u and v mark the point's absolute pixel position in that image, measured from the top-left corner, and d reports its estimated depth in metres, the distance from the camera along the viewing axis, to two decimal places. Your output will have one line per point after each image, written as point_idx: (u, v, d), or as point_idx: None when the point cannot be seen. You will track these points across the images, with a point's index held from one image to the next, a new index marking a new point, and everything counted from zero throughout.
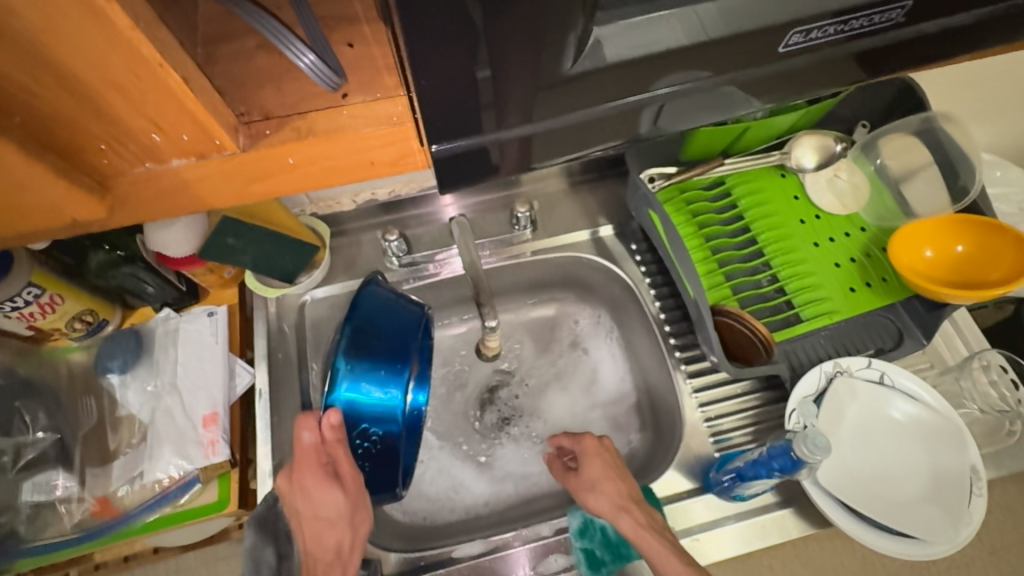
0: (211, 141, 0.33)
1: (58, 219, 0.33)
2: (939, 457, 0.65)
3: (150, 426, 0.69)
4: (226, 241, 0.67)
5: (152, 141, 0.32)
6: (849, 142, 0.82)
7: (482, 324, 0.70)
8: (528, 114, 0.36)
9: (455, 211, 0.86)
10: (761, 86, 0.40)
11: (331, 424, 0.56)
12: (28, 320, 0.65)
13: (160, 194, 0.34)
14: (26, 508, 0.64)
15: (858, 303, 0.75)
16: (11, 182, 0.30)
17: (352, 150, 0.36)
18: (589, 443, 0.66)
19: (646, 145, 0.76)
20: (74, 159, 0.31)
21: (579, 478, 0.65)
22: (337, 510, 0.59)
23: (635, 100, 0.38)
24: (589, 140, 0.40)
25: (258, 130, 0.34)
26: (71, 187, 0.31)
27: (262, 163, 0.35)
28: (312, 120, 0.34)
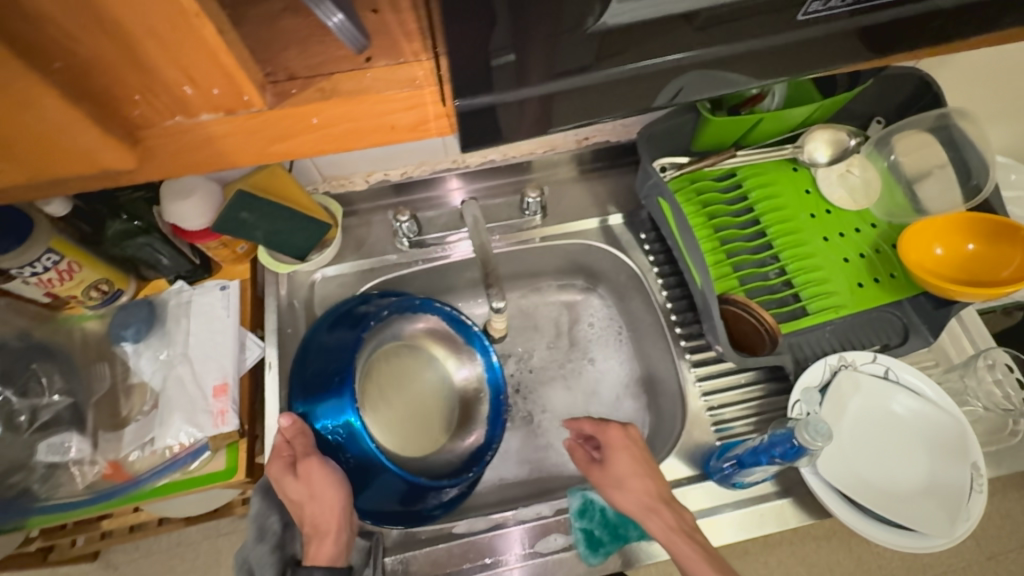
0: (240, 97, 0.33)
1: (90, 166, 0.34)
2: (940, 452, 0.65)
3: (162, 393, 0.70)
4: (239, 216, 0.68)
5: (183, 93, 0.32)
6: (864, 137, 0.82)
7: (489, 305, 0.71)
8: (546, 77, 0.35)
9: (462, 195, 0.86)
10: (776, 60, 0.40)
11: (283, 425, 0.63)
12: (47, 286, 0.67)
13: (187, 148, 0.36)
14: (40, 468, 0.65)
15: (866, 299, 0.75)
16: (51, 126, 0.31)
17: (375, 112, 0.37)
18: (616, 439, 0.65)
19: (658, 132, 0.75)
20: (108, 107, 0.32)
21: (605, 474, 0.65)
22: (308, 489, 0.61)
23: (651, 76, 0.38)
24: (603, 116, 0.40)
25: (284, 89, 0.35)
26: (106, 135, 0.33)
27: (287, 122, 0.36)
28: (336, 82, 0.35)
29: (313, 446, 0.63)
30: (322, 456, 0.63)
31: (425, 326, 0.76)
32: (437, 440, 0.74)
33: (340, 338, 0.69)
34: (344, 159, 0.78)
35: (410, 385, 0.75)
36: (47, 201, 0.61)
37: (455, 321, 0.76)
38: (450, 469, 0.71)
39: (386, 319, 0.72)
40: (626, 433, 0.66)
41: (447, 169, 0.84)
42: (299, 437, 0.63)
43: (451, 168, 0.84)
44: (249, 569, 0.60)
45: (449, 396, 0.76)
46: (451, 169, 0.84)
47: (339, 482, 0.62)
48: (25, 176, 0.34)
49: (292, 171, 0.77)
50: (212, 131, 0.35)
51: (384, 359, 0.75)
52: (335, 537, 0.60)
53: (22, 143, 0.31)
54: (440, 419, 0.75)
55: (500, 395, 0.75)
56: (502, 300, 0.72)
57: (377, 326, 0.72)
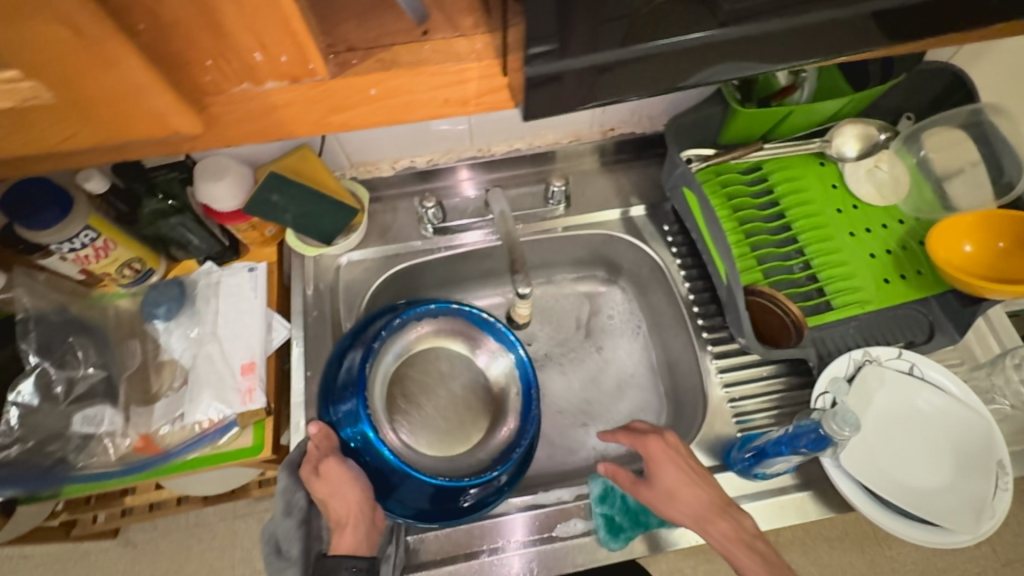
0: (305, 65, 0.34)
1: (163, 129, 0.34)
2: (966, 449, 0.65)
3: (192, 370, 0.72)
4: (270, 198, 0.70)
5: (252, 59, 0.32)
6: (893, 132, 0.81)
7: (515, 291, 0.72)
8: (590, 49, 0.36)
9: (470, 188, 0.86)
10: (817, 37, 0.40)
11: (310, 431, 0.64)
12: (83, 263, 0.69)
13: (249, 115, 0.36)
14: (76, 438, 0.67)
15: (892, 294, 0.74)
16: (126, 86, 0.30)
17: (429, 85, 0.37)
18: (659, 451, 0.63)
19: (685, 123, 0.76)
20: (179, 71, 0.32)
21: (654, 489, 0.63)
22: (329, 486, 0.61)
23: (693, 52, 0.38)
24: (634, 94, 0.41)
25: (344, 60, 0.36)
26: (179, 99, 0.32)
27: (345, 92, 0.36)
28: (396, 53, 0.36)
29: (335, 447, 0.65)
30: (341, 456, 0.64)
31: (441, 328, 0.73)
32: (467, 440, 0.71)
33: (355, 350, 0.69)
34: (371, 144, 0.78)
35: (435, 390, 0.73)
36: (87, 178, 0.63)
37: (476, 317, 0.73)
38: (483, 468, 0.67)
39: (398, 328, 0.71)
40: (667, 443, 0.64)
41: (472, 158, 0.84)
42: (322, 439, 0.64)
43: (476, 157, 0.84)
44: (277, 542, 0.62)
45: (478, 396, 0.73)
46: (476, 157, 0.84)
47: (358, 478, 0.62)
48: (100, 138, 0.34)
49: (321, 155, 0.78)
50: (274, 98, 0.35)
51: (405, 367, 0.73)
52: (354, 525, 0.60)
53: (98, 103, 0.31)
54: (471, 415, 0.72)
55: (532, 390, 0.70)
56: (528, 287, 0.72)
57: (391, 335, 0.71)
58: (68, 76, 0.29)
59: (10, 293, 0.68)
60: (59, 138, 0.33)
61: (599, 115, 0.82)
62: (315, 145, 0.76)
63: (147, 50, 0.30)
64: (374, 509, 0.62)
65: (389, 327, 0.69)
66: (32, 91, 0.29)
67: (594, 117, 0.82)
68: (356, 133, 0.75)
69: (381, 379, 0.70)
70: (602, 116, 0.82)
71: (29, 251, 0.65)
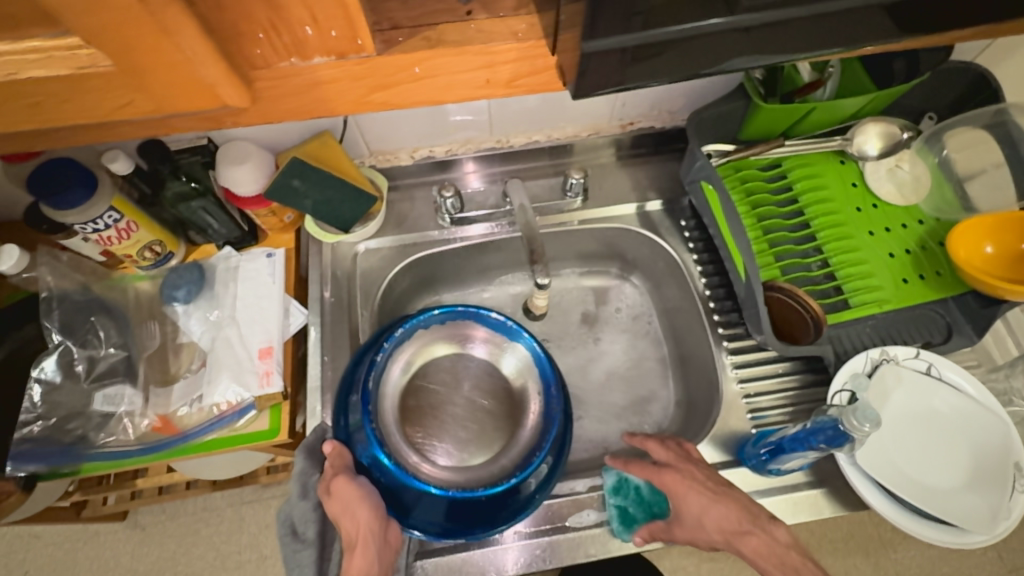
0: (353, 41, 0.37)
1: (211, 100, 0.37)
2: (982, 448, 0.65)
3: (210, 353, 0.72)
4: (291, 183, 0.70)
5: (303, 34, 0.36)
6: (915, 131, 0.80)
7: (533, 281, 0.72)
8: (620, 29, 0.36)
9: (476, 181, 0.86)
10: (840, 20, 0.40)
11: (325, 450, 0.64)
12: (105, 244, 0.69)
13: (294, 88, 0.39)
14: (96, 416, 0.68)
15: (910, 294, 0.74)
16: (184, 58, 0.33)
17: (474, 63, 0.41)
18: (675, 485, 0.63)
19: (706, 118, 0.75)
20: (234, 44, 0.35)
21: (684, 524, 0.63)
22: (340, 504, 0.60)
23: (718, 33, 0.39)
24: (653, 81, 0.42)
25: (390, 37, 0.40)
26: (229, 71, 0.35)
27: (390, 69, 0.40)
28: (440, 32, 0.41)
29: (348, 464, 0.64)
30: (352, 473, 0.62)
31: (449, 333, 0.74)
32: (488, 448, 0.71)
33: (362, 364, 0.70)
34: (391, 132, 0.78)
35: (450, 397, 0.74)
36: (113, 159, 0.64)
37: (485, 319, 0.73)
38: (500, 477, 0.66)
39: (403, 338, 0.71)
40: (681, 474, 0.64)
41: (490, 149, 0.84)
42: (335, 458, 0.63)
43: (495, 148, 0.84)
44: (292, 525, 0.63)
45: (494, 401, 0.74)
46: (494, 148, 0.84)
47: (369, 494, 0.61)
48: (152, 107, 0.37)
49: (342, 142, 0.78)
50: (318, 74, 0.39)
51: (416, 378, 0.74)
52: (364, 546, 0.57)
53: (152, 73, 0.34)
54: (489, 418, 0.73)
55: (552, 389, 0.70)
56: (546, 277, 0.73)
57: (397, 346, 0.71)
58: (127, 48, 0.32)
59: (35, 273, 0.70)
60: (119, 105, 0.36)
61: (618, 108, 0.81)
62: (337, 131, 0.76)
63: (206, 26, 0.33)
64: (388, 527, 0.60)
65: (392, 338, 0.70)
66: (92, 59, 0.32)
67: (613, 110, 0.81)
68: (378, 118, 0.74)
69: (392, 392, 0.70)
70: (622, 109, 0.81)
71: (53, 231, 0.66)
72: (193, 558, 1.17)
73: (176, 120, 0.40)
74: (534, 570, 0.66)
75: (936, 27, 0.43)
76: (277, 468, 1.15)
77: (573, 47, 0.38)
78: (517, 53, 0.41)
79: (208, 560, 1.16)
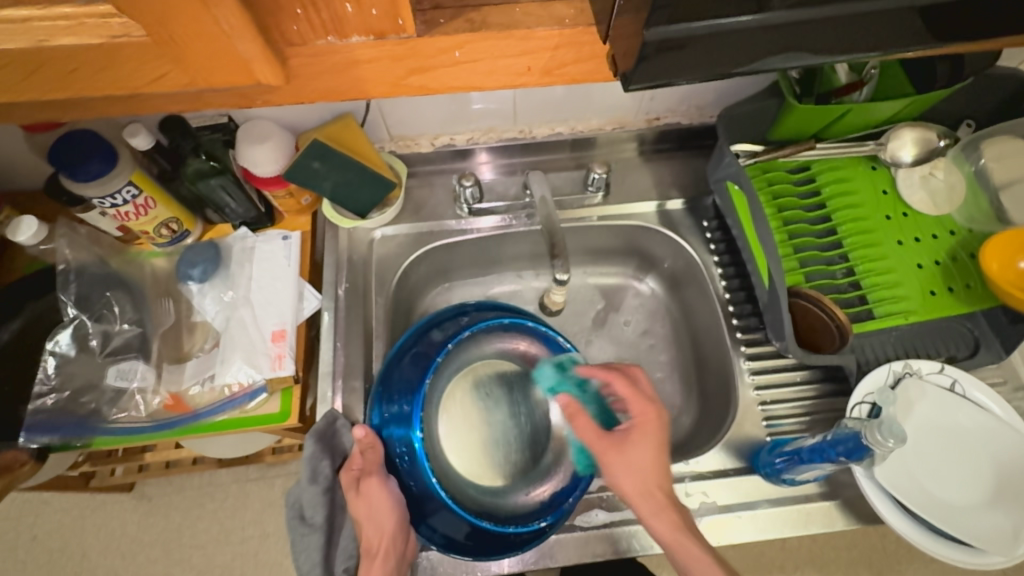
0: (396, 21, 0.40)
1: (244, 75, 0.39)
2: (1009, 470, 0.63)
3: (224, 333, 0.72)
4: (311, 164, 0.69)
5: (344, 11, 0.38)
6: (954, 138, 0.77)
7: (553, 275, 0.71)
8: (666, 21, 0.36)
9: (492, 170, 0.84)
10: (882, 19, 0.39)
11: (357, 436, 0.63)
12: (123, 219, 0.69)
13: (331, 64, 0.42)
14: (110, 391, 0.68)
15: (938, 307, 0.72)
16: (221, 33, 0.35)
17: (518, 45, 0.44)
18: (650, 427, 0.58)
19: (734, 116, 0.73)
20: (272, 19, 0.38)
21: (622, 454, 0.58)
22: (367, 508, 0.61)
23: (761, 30, 0.37)
24: (684, 78, 0.42)
25: (432, 17, 0.43)
26: (265, 48, 0.38)
27: (433, 49, 0.43)
28: (484, 15, 0.44)
29: (380, 463, 0.64)
30: (384, 476, 0.63)
31: (513, 343, 0.71)
32: (519, 471, 0.67)
33: (415, 357, 0.68)
34: (413, 118, 0.77)
35: (498, 406, 0.69)
36: (134, 133, 0.63)
37: (551, 343, 0.70)
38: (527, 515, 0.65)
39: (467, 340, 0.70)
40: (658, 422, 0.59)
41: (512, 139, 0.82)
42: (370, 453, 0.63)
43: (517, 138, 0.82)
44: (301, 508, 0.64)
45: (539, 432, 0.69)
46: (516, 138, 0.82)
47: (396, 507, 0.61)
48: (185, 81, 0.39)
49: (364, 126, 0.77)
50: (356, 53, 0.42)
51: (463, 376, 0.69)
52: (384, 557, 0.59)
53: (185, 43, 0.36)
54: (529, 452, 0.68)
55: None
56: (566, 273, 0.72)
57: (457, 348, 0.69)
58: (164, 17, 0.33)
59: (53, 245, 0.71)
60: (149, 78, 0.38)
61: (646, 102, 0.79)
62: (359, 115, 0.75)
63: (247, 3, 0.35)
64: (406, 541, 0.62)
65: (457, 340, 0.68)
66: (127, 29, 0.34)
67: (640, 104, 0.79)
68: (400, 103, 0.73)
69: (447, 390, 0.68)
70: (650, 103, 0.79)
71: (72, 204, 0.67)
72: (198, 531, 1.18)
73: (207, 94, 0.43)
74: (537, 567, 0.65)
75: (980, 32, 0.42)
76: (282, 448, 1.16)
77: (627, 33, 0.38)
78: (563, 38, 0.44)
79: (212, 534, 1.17)
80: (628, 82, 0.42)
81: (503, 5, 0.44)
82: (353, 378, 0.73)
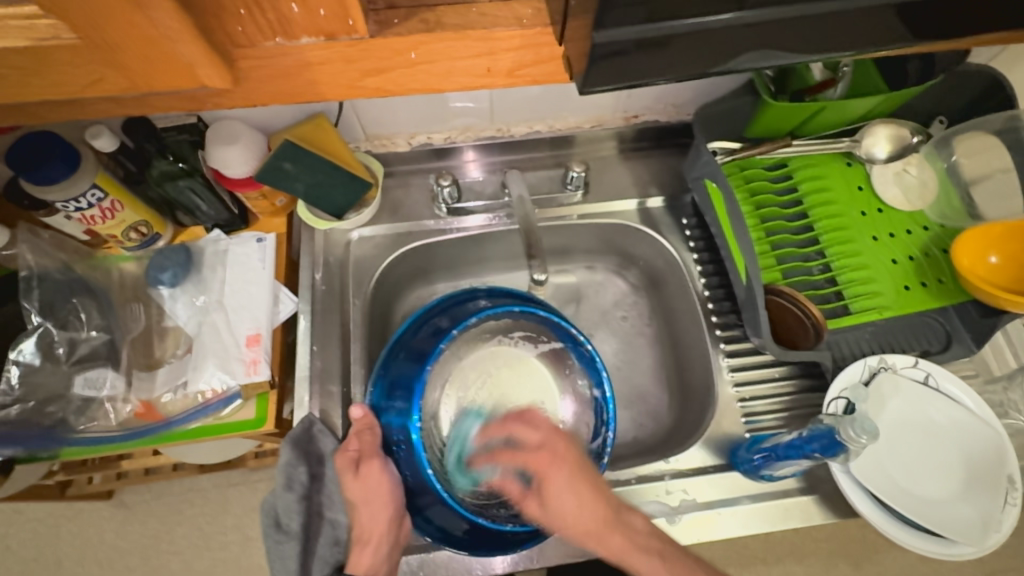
0: (346, 21, 0.39)
1: (189, 79, 0.39)
2: (979, 461, 0.64)
3: (197, 339, 0.71)
4: (282, 165, 0.68)
5: (290, 12, 0.38)
6: (926, 135, 0.78)
7: (530, 276, 0.71)
8: (646, 19, 0.36)
9: (479, 168, 0.83)
10: (834, 24, 0.39)
11: (355, 416, 0.64)
12: (88, 223, 0.67)
13: (283, 66, 0.41)
14: (77, 400, 0.67)
15: (911, 302, 0.73)
16: (160, 35, 0.35)
17: (476, 46, 0.44)
18: (546, 465, 0.60)
19: (710, 114, 0.73)
20: (215, 21, 0.37)
21: (544, 508, 0.59)
22: (364, 490, 0.62)
23: (728, 31, 0.37)
24: (656, 77, 0.41)
25: (386, 17, 0.42)
26: (209, 51, 0.37)
27: (388, 51, 0.42)
28: (438, 15, 0.43)
29: (378, 445, 0.64)
30: (384, 460, 0.63)
31: (524, 335, 0.70)
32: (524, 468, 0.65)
33: (411, 350, 0.66)
34: (388, 117, 0.75)
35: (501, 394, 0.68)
36: (96, 135, 0.61)
37: (562, 332, 0.67)
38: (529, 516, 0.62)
39: (471, 328, 0.67)
40: (554, 453, 0.60)
41: (490, 137, 0.81)
42: (366, 434, 0.63)
43: (494, 136, 0.81)
44: (276, 516, 0.63)
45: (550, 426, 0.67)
46: (494, 137, 0.81)
47: (393, 490, 0.63)
48: (126, 85, 0.39)
49: (338, 125, 0.75)
50: (309, 55, 0.41)
51: (472, 362, 0.68)
52: (377, 545, 0.60)
53: (121, 48, 0.35)
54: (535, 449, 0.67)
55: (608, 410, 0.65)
56: (543, 273, 0.71)
57: (462, 337, 0.68)
58: (94, 21, 0.33)
59: (14, 251, 0.68)
60: (88, 81, 0.37)
61: (623, 100, 0.78)
62: (332, 115, 0.73)
63: (186, 4, 0.34)
64: (400, 526, 0.62)
65: (462, 327, 0.65)
66: (56, 31, 0.33)
67: (618, 101, 0.78)
68: (372, 102, 0.71)
69: (454, 374, 0.68)
70: (627, 101, 0.79)
71: (34, 208, 0.65)
72: (179, 538, 1.16)
73: (155, 97, 0.42)
74: (520, 568, 0.64)
75: (929, 36, 0.43)
76: (264, 453, 1.14)
77: (580, 35, 0.38)
78: (523, 39, 0.43)
79: (193, 540, 1.15)
80: (585, 87, 0.41)
81: (460, 4, 0.44)
82: (330, 383, 0.72)
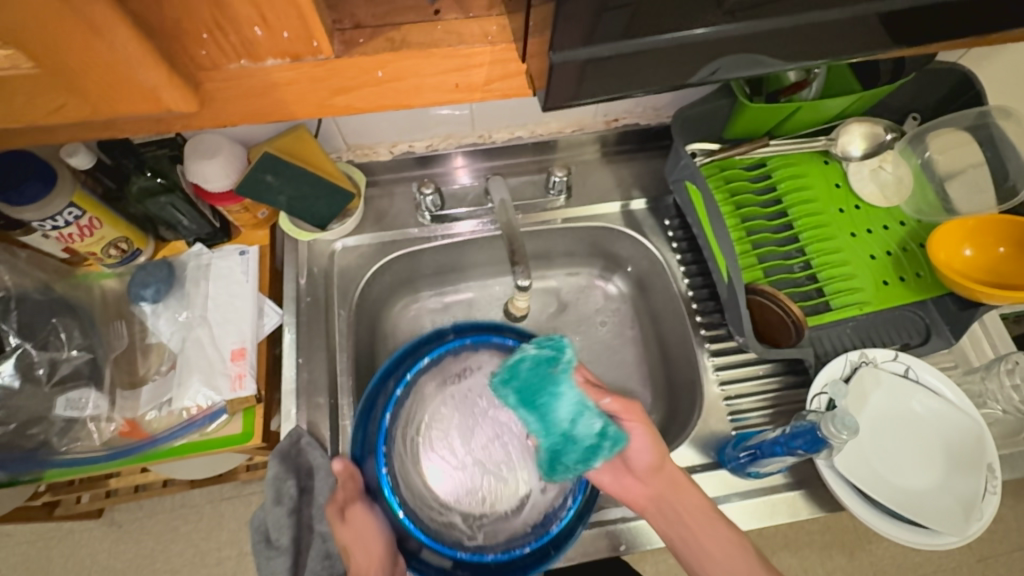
0: (310, 43, 0.39)
1: (155, 103, 0.39)
2: (959, 451, 0.65)
3: (180, 354, 0.70)
4: (263, 178, 0.67)
5: (253, 35, 0.38)
6: (900, 132, 0.79)
7: (515, 283, 0.71)
8: (624, 34, 0.36)
9: (467, 174, 0.84)
10: (785, 38, 0.40)
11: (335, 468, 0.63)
12: (67, 241, 0.66)
13: (249, 86, 0.41)
14: (59, 422, 0.66)
15: (890, 296, 0.74)
16: (120, 60, 0.35)
17: (443, 61, 0.44)
18: None
19: (687, 116, 0.74)
20: (177, 46, 0.37)
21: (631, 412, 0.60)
22: (353, 533, 0.61)
23: (698, 45, 0.38)
24: (634, 89, 0.42)
25: (351, 37, 0.43)
26: (172, 75, 0.37)
27: (355, 69, 0.43)
28: (403, 34, 0.43)
29: (361, 490, 0.64)
30: (369, 502, 0.63)
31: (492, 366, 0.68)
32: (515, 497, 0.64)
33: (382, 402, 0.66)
34: (369, 126, 0.75)
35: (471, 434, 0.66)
36: (72, 152, 0.60)
37: None
38: (515, 541, 0.63)
39: (430, 367, 0.68)
40: None
41: (473, 144, 0.81)
42: (348, 481, 0.63)
43: (476, 143, 0.81)
44: (266, 532, 0.64)
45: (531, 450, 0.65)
46: (477, 144, 0.81)
47: (384, 530, 0.62)
48: (87, 111, 0.39)
49: (318, 136, 0.75)
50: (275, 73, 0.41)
51: (439, 402, 0.67)
52: None
53: (79, 73, 0.35)
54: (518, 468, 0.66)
55: None
56: (527, 279, 0.71)
57: (428, 377, 0.68)
58: (51, 49, 0.33)
59: None
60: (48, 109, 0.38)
61: (603, 105, 0.79)
62: (312, 126, 0.73)
63: (145, 29, 0.35)
64: (394, 566, 0.61)
65: (416, 369, 0.67)
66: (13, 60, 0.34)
67: (598, 106, 0.79)
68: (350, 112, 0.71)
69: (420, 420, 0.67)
70: (607, 105, 0.79)
71: (11, 227, 0.63)
72: (172, 555, 1.14)
73: (120, 122, 0.42)
74: None
75: (886, 46, 0.43)
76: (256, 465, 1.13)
77: (540, 52, 0.38)
78: (492, 54, 0.44)
79: (186, 556, 1.14)
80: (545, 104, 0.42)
81: (426, 22, 0.44)
82: (318, 395, 0.71)
